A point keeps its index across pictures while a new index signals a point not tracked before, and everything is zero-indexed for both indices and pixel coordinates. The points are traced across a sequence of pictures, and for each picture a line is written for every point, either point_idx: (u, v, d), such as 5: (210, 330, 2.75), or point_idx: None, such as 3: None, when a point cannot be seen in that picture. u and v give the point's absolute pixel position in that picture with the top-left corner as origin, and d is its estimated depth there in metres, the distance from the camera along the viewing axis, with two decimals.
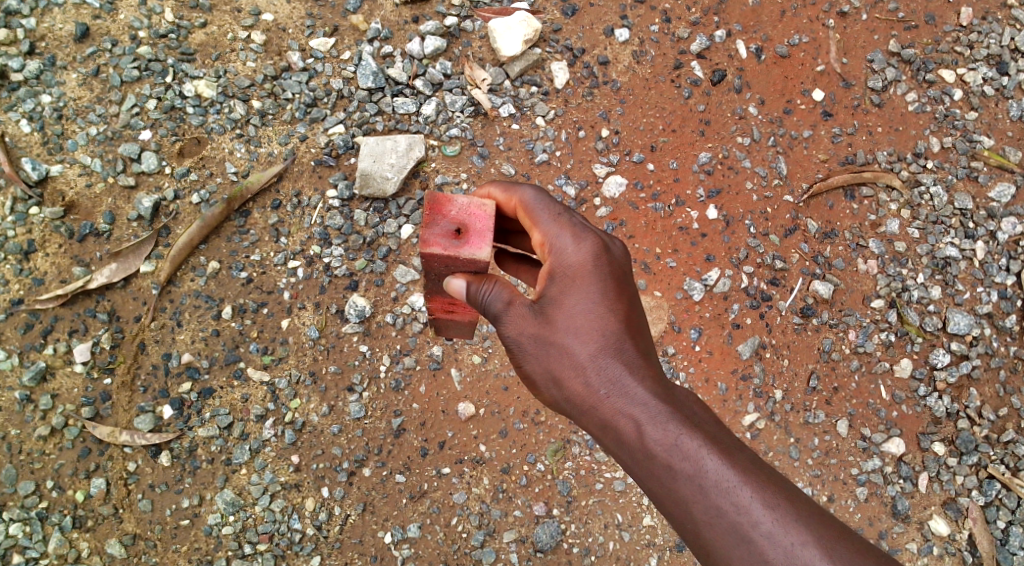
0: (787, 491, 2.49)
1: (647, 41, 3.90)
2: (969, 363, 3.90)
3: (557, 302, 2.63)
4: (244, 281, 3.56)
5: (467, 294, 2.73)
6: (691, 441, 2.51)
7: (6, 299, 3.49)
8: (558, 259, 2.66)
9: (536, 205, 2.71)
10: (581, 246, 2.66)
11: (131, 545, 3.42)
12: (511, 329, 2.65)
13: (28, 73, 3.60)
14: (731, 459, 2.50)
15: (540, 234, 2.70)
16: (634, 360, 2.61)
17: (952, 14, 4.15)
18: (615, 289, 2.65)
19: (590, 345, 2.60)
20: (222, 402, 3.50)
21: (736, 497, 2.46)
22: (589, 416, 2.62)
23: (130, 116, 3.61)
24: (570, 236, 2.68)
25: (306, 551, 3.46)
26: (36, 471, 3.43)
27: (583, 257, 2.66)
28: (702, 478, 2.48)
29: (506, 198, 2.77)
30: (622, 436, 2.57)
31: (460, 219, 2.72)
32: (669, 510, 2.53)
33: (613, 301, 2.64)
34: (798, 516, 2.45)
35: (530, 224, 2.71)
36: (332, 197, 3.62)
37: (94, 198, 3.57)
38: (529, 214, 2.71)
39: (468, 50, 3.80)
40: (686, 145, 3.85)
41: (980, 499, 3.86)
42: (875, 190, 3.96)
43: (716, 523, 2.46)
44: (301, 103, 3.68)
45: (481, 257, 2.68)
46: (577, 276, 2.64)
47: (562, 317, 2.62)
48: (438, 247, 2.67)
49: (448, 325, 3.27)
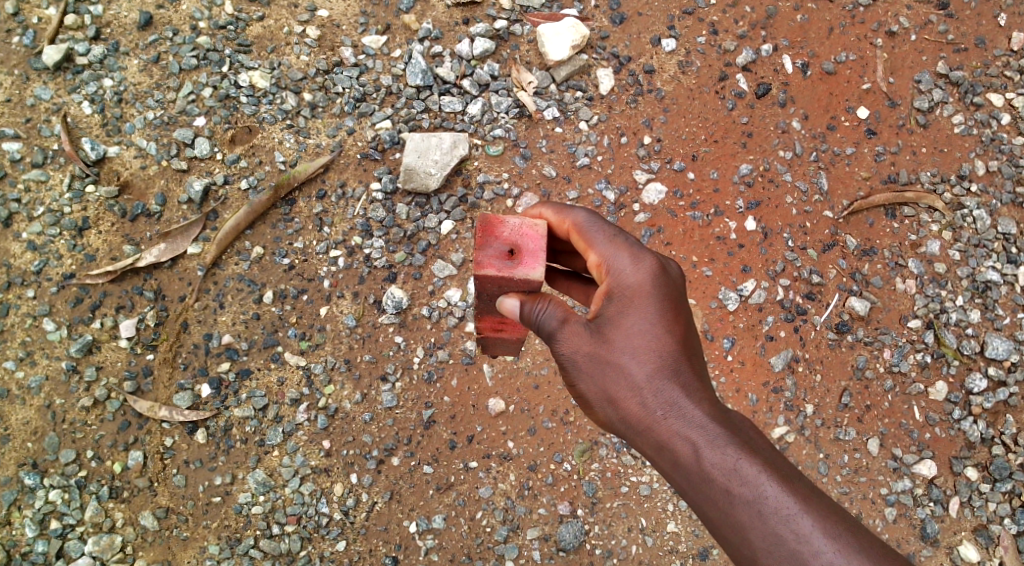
0: (849, 523, 2.47)
1: (693, 52, 3.94)
2: (1006, 389, 3.87)
3: (614, 321, 2.66)
4: (286, 268, 3.66)
5: (522, 314, 2.76)
6: (750, 466, 2.51)
7: (58, 272, 3.61)
8: (616, 279, 2.68)
9: (591, 227, 2.74)
10: (639, 266, 2.68)
11: (163, 518, 3.51)
12: (566, 347, 2.67)
13: (92, 57, 3.74)
14: (791, 487, 2.49)
15: (596, 255, 2.72)
16: (690, 382, 2.63)
17: (1003, 38, 4.14)
18: (672, 310, 2.67)
19: (647, 365, 2.62)
20: (259, 384, 3.59)
21: (796, 525, 2.45)
22: (644, 437, 2.63)
23: (186, 103, 3.73)
24: (627, 257, 2.70)
25: (332, 536, 3.53)
26: (77, 440, 3.53)
27: (642, 277, 2.67)
28: (761, 504, 2.47)
29: (559, 221, 2.80)
30: (678, 457, 2.57)
31: (512, 240, 2.73)
32: (725, 536, 2.52)
33: (670, 322, 2.66)
34: (861, 548, 2.43)
35: (585, 245, 2.74)
36: (375, 190, 3.71)
37: (147, 179, 3.70)
38: (584, 236, 2.74)
39: (516, 53, 3.88)
40: (727, 156, 3.88)
41: (1012, 527, 3.81)
42: (917, 210, 3.96)
43: (776, 550, 2.45)
44: (351, 97, 3.77)
45: (534, 277, 2.69)
46: (635, 296, 2.66)
47: (619, 336, 2.64)
48: (492, 268, 2.69)
49: (495, 341, 3.28)
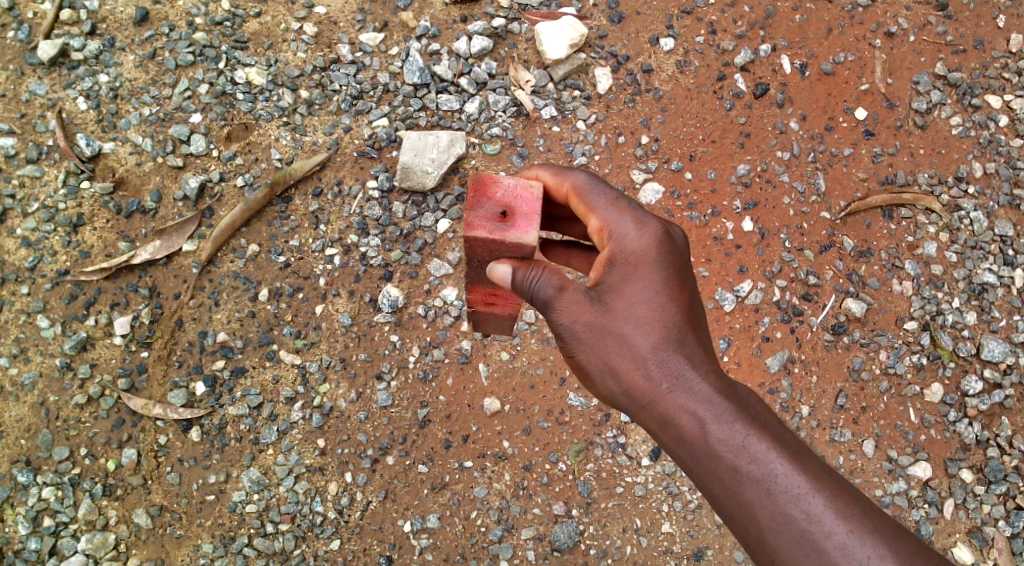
0: (858, 501, 2.49)
1: (692, 52, 3.93)
2: (1002, 391, 3.87)
3: (617, 290, 2.64)
4: (281, 266, 3.64)
5: (513, 281, 2.69)
6: (759, 443, 2.52)
7: (53, 269, 3.59)
8: (619, 244, 2.67)
9: (592, 190, 2.73)
10: (644, 232, 2.67)
11: (157, 516, 3.50)
12: (564, 316, 2.65)
13: (88, 53, 3.72)
14: (800, 465, 2.51)
15: (598, 219, 2.71)
16: (695, 354, 2.63)
17: (1001, 40, 4.14)
18: (677, 279, 2.66)
19: (651, 336, 2.62)
20: (254, 382, 3.58)
21: (806, 505, 2.47)
22: (648, 411, 2.63)
23: (182, 99, 3.71)
24: (630, 222, 2.68)
25: (326, 534, 3.52)
26: (71, 437, 3.51)
27: (646, 243, 2.66)
28: (769, 482, 2.49)
29: (557, 183, 2.78)
30: (685, 433, 2.58)
31: (506, 201, 2.67)
32: (732, 514, 2.54)
33: (675, 291, 2.65)
34: (872, 528, 2.45)
35: (587, 209, 2.72)
36: (372, 188, 3.70)
37: (143, 176, 3.68)
38: (584, 199, 2.73)
39: (514, 52, 3.86)
40: (725, 156, 3.87)
41: (1007, 530, 3.81)
42: (914, 212, 3.95)
43: (784, 530, 2.47)
44: (348, 95, 3.76)
45: (527, 241, 2.63)
46: (639, 263, 2.64)
47: (622, 305, 2.63)
48: (482, 230, 2.63)
49: (486, 318, 3.29)
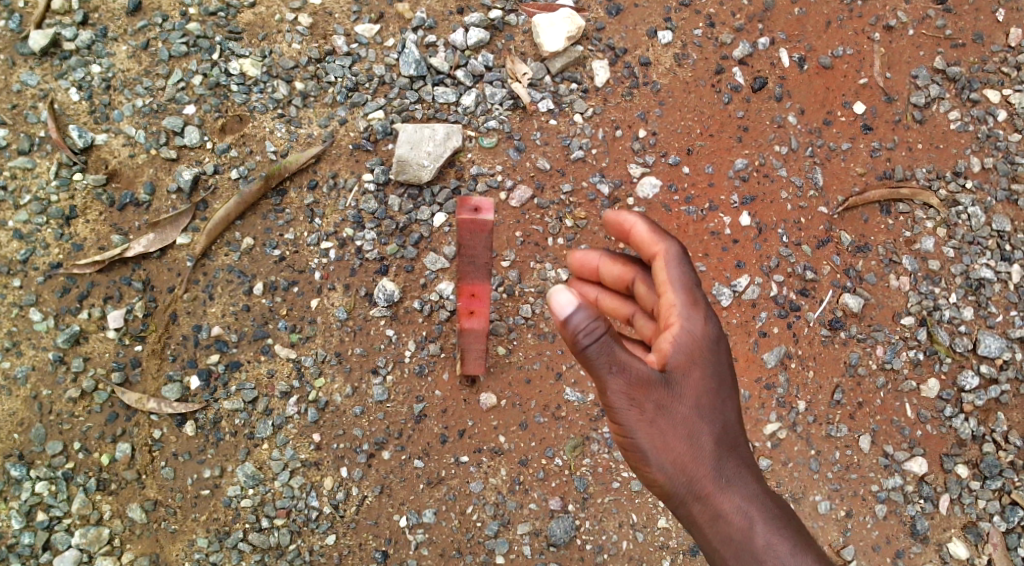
0: None
1: (690, 45, 3.89)
2: (998, 387, 3.87)
3: (673, 350, 2.68)
4: (276, 259, 3.62)
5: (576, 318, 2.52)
6: (757, 514, 2.69)
7: (45, 262, 3.56)
8: (689, 313, 2.70)
9: (675, 265, 2.75)
10: (709, 320, 2.72)
11: (151, 510, 3.48)
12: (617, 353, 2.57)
13: (80, 43, 3.67)
14: (787, 532, 2.69)
15: (670, 283, 2.73)
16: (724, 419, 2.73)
17: (1001, 34, 4.09)
18: (723, 350, 2.75)
19: (693, 399, 2.68)
20: (248, 376, 3.55)
21: None
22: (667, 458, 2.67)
23: (176, 90, 3.67)
24: (699, 300, 2.73)
25: (321, 529, 3.51)
26: (64, 431, 3.49)
27: (710, 325, 2.72)
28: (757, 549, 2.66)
29: (647, 243, 2.79)
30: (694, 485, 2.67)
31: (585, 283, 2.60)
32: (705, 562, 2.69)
33: (721, 360, 2.74)
34: None
35: (663, 276, 2.75)
36: (367, 181, 3.67)
37: (136, 168, 3.64)
38: (664, 268, 2.75)
39: (511, 44, 3.82)
40: (723, 150, 3.85)
41: (1001, 525, 3.82)
42: (911, 207, 3.94)
43: None
44: (344, 87, 3.72)
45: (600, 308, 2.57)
46: (699, 334, 2.70)
47: (676, 365, 2.68)
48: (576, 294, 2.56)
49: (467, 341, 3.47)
